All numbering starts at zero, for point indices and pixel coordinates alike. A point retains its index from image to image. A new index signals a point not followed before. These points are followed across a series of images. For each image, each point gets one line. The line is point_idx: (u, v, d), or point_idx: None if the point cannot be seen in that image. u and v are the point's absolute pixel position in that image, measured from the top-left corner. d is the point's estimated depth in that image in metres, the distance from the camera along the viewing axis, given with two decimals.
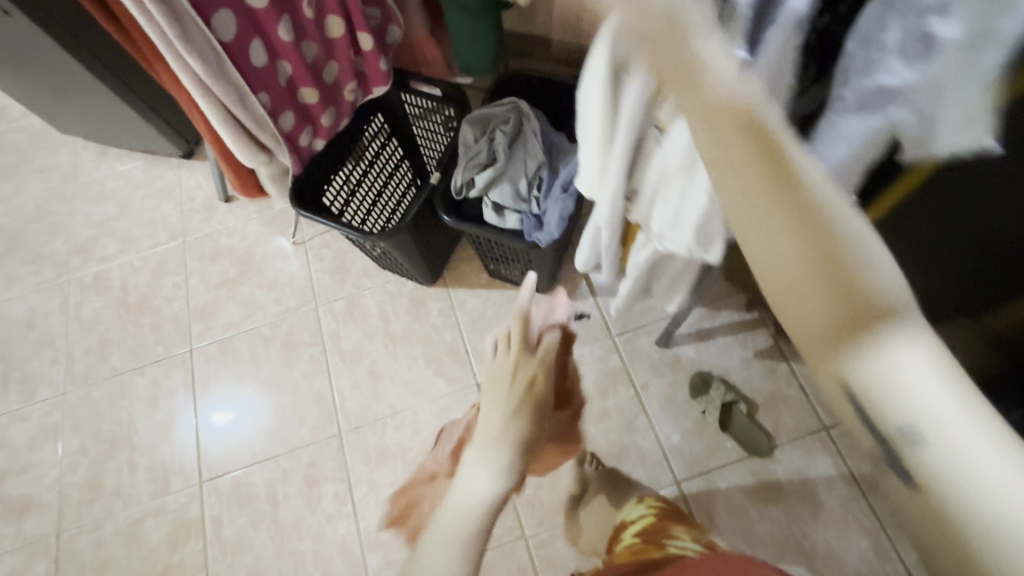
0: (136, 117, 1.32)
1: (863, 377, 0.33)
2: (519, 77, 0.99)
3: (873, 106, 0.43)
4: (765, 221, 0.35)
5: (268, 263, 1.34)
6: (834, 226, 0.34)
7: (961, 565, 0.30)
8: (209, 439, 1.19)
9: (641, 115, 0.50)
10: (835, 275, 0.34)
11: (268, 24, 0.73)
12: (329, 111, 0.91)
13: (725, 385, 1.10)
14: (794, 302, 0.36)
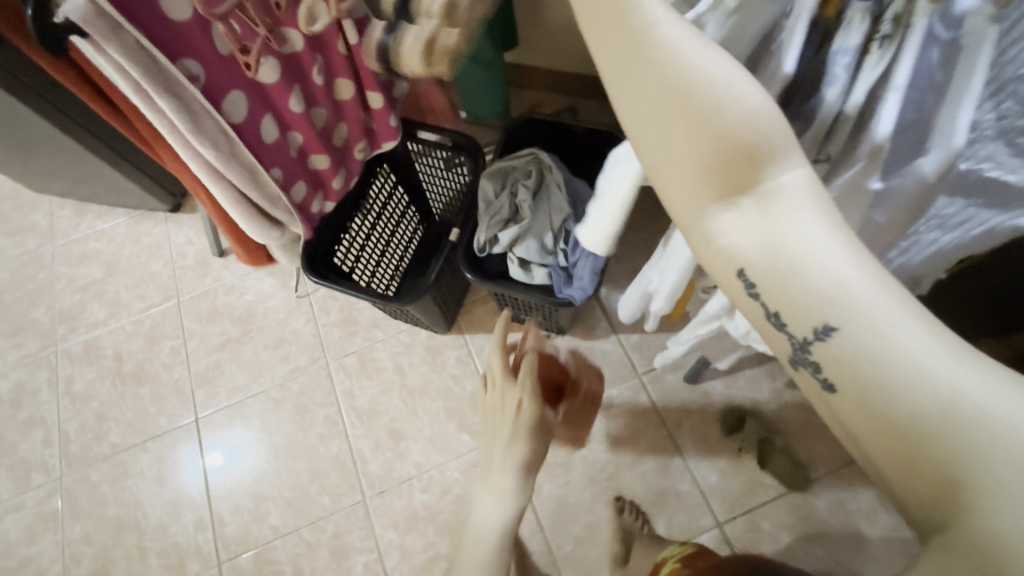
0: (117, 174, 1.22)
1: (760, 253, 0.30)
2: (530, 121, 0.97)
3: (974, 194, 0.41)
4: (647, 93, 0.31)
5: (271, 319, 1.27)
6: (721, 91, 0.30)
7: (894, 454, 0.27)
8: (218, 487, 1.14)
9: None
10: (721, 141, 0.30)
11: (279, 99, 0.68)
12: (340, 173, 0.87)
13: (758, 420, 1.07)
14: (673, 173, 0.31)
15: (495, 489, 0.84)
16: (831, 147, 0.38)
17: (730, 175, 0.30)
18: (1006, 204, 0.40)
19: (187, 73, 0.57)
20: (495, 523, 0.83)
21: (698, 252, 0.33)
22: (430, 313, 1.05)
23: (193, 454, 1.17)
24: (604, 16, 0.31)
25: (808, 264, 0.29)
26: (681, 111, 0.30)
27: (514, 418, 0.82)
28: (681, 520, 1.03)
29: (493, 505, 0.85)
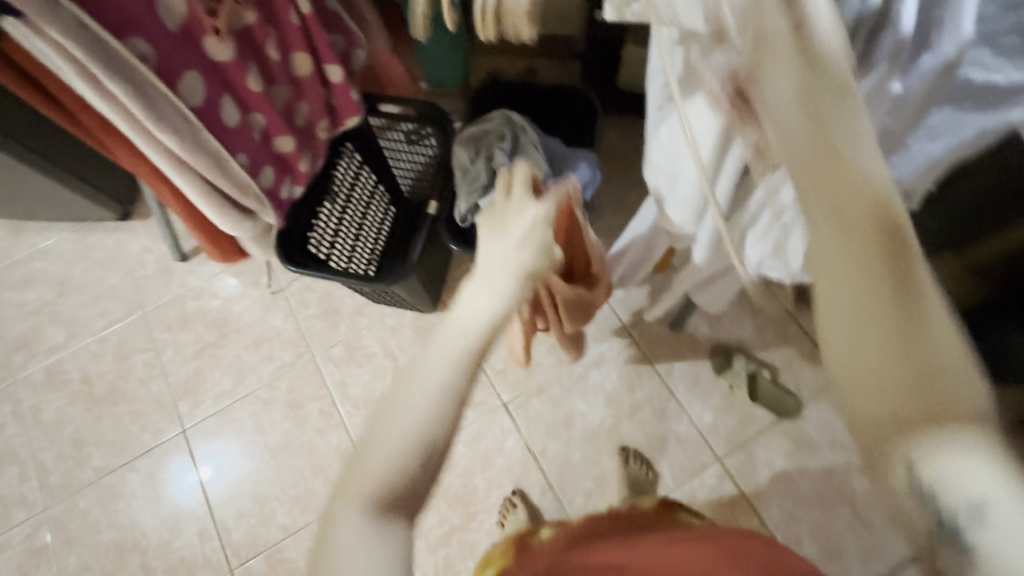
0: (59, 186, 1.13)
1: (929, 486, 0.28)
2: (499, 85, 0.98)
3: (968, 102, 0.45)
4: (861, 301, 0.30)
5: (247, 319, 1.22)
6: (938, 336, 0.29)
7: None
8: (216, 495, 1.11)
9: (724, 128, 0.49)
10: (930, 384, 0.28)
11: (236, 77, 0.64)
12: (306, 156, 0.83)
13: (745, 356, 1.11)
14: (860, 380, 0.30)
15: (471, 321, 0.44)
16: (849, 56, 0.41)
17: (924, 412, 0.28)
18: (992, 107, 0.45)
19: (138, 54, 0.55)
20: (451, 393, 0.40)
21: (866, 456, 0.31)
22: (416, 292, 1.03)
23: (184, 466, 1.13)
24: (839, 220, 0.31)
25: (994, 532, 0.27)
26: (900, 337, 0.29)
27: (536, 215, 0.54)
28: (684, 460, 1.07)
29: (455, 350, 0.41)
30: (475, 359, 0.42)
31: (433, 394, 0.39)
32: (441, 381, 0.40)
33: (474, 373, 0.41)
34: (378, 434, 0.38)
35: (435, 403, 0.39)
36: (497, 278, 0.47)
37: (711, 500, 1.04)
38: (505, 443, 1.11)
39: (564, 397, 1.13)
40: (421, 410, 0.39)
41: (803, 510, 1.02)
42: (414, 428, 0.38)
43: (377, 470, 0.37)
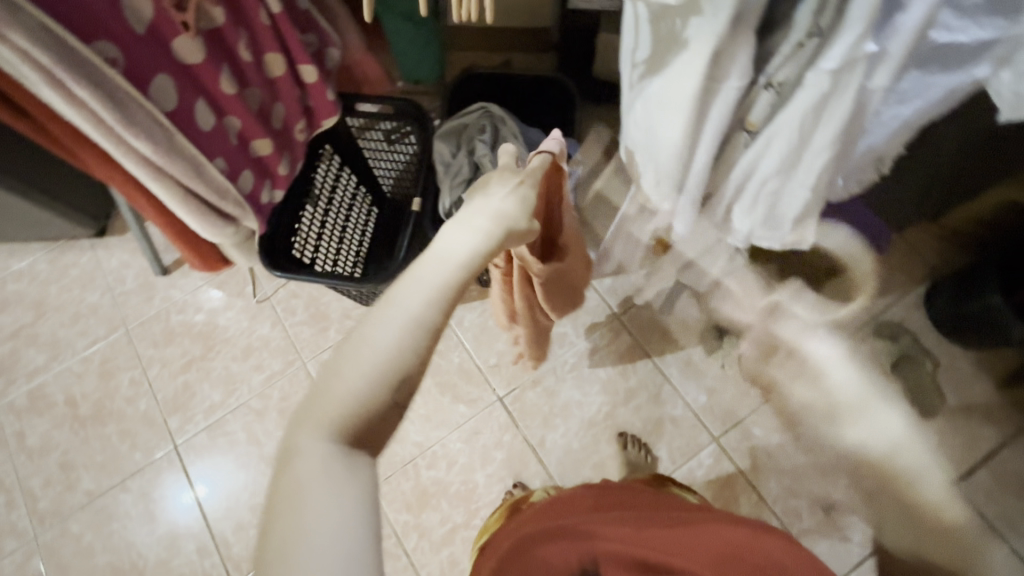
0: (33, 206, 1.10)
1: None
2: (476, 78, 0.97)
3: (938, 64, 0.46)
4: None
5: (234, 330, 1.21)
6: None
7: None
8: (213, 510, 1.09)
9: (698, 103, 0.48)
10: None
11: (208, 79, 0.63)
12: (285, 159, 0.82)
13: (735, 335, 1.12)
14: None
15: (449, 261, 0.44)
16: (822, 18, 0.41)
17: None
18: (960, 68, 0.46)
19: (105, 58, 0.54)
20: (422, 328, 0.40)
21: None
22: None
23: (178, 483, 1.11)
24: None
25: None
26: None
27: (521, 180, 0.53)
28: (681, 442, 1.08)
29: (430, 286, 0.41)
30: (448, 299, 0.42)
31: (405, 326, 0.39)
32: (414, 314, 0.39)
33: (444, 313, 0.41)
34: (347, 357, 0.38)
35: (405, 335, 0.39)
36: (475, 227, 0.47)
37: (710, 479, 1.05)
38: (503, 437, 1.10)
39: (559, 388, 1.13)
40: (386, 346, 0.38)
41: (799, 482, 1.04)
42: (381, 357, 0.38)
43: (342, 398, 0.37)
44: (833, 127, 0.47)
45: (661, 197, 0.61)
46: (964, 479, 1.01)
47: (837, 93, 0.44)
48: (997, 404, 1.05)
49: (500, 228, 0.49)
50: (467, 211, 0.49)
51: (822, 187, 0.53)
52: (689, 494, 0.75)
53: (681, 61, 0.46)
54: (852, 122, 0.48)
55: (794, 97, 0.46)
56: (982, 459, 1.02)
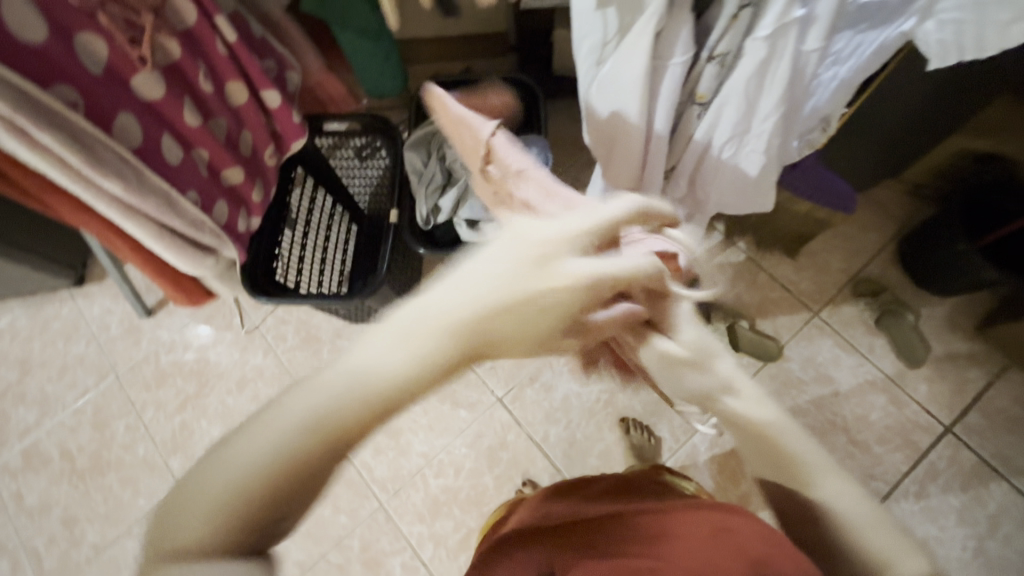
0: (8, 262, 1.09)
1: None
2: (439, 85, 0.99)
3: (866, 22, 0.50)
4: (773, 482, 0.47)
5: (226, 364, 1.20)
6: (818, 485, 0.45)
7: None
8: None
9: (648, 81, 0.50)
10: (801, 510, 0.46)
11: (171, 113, 0.64)
12: (257, 185, 0.82)
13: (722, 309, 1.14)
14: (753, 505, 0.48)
15: (345, 376, 0.31)
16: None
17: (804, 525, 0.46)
18: (888, 22, 0.50)
19: (67, 102, 0.54)
20: (317, 428, 0.30)
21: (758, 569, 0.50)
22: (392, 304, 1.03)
23: None
24: (767, 461, 0.47)
25: None
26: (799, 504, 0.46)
27: (520, 256, 0.34)
28: (682, 421, 1.09)
29: (308, 414, 0.30)
30: (316, 434, 0.30)
31: (245, 471, 0.29)
32: (308, 411, 0.30)
33: (360, 412, 0.30)
34: (210, 467, 0.30)
35: (291, 441, 0.30)
36: (414, 343, 0.31)
37: (714, 453, 1.07)
38: (507, 438, 1.11)
39: (557, 381, 1.14)
40: (262, 450, 0.30)
41: None
42: (251, 464, 0.29)
43: (198, 510, 0.29)
44: (776, 90, 0.49)
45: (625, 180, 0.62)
46: (958, 422, 1.04)
47: (776, 58, 0.47)
48: (980, 346, 1.09)
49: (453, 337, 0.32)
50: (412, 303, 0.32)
51: (775, 150, 0.55)
52: (687, 483, 0.76)
53: (629, 42, 0.48)
54: (793, 84, 0.50)
55: (737, 66, 0.48)
56: (972, 401, 1.05)
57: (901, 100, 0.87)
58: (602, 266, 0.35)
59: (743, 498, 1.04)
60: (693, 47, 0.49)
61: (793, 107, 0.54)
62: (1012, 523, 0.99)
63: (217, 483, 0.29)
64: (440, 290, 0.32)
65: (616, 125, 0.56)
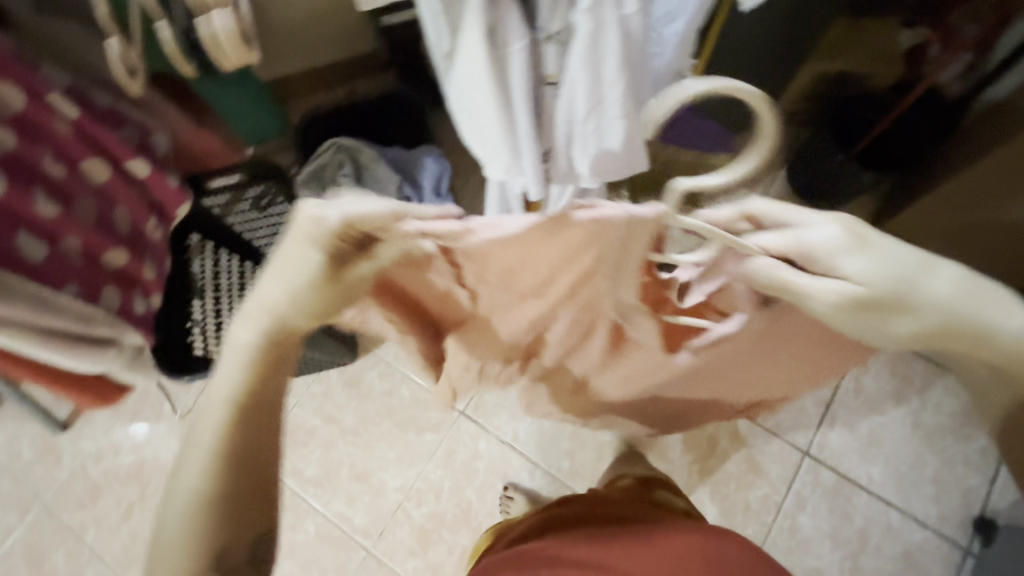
0: None
1: None
2: (322, 117, 0.99)
3: None
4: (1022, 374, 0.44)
5: (169, 457, 1.13)
6: None
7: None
8: None
9: (497, 68, 0.52)
10: None
11: (24, 208, 0.59)
12: (147, 261, 0.78)
13: None
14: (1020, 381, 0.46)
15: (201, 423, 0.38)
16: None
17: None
18: None
19: None
20: (205, 474, 0.38)
21: None
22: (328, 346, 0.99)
23: None
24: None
25: None
26: None
27: (294, 261, 0.37)
28: None
29: (193, 480, 0.38)
30: (208, 478, 0.38)
31: (173, 535, 0.37)
32: (197, 468, 0.38)
33: (230, 437, 0.38)
34: (162, 523, 0.38)
35: (194, 494, 0.37)
36: (238, 363, 0.38)
37: None
38: (478, 448, 1.11)
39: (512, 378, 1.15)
40: (185, 504, 0.37)
41: None
42: (177, 522, 0.37)
43: (155, 574, 0.38)
44: (614, 58, 0.52)
45: (503, 176, 0.63)
46: None
47: (604, 27, 0.50)
48: None
49: (269, 326, 0.38)
50: (240, 316, 0.39)
51: (633, 113, 0.58)
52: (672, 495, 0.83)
53: (467, 36, 0.49)
54: (629, 49, 0.54)
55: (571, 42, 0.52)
56: None
57: (744, 46, 0.95)
58: (346, 211, 0.35)
59: (711, 440, 1.09)
60: (530, 31, 0.52)
61: (637, 67, 0.56)
62: (941, 391, 1.09)
63: (168, 536, 0.38)
64: (247, 305, 0.38)
65: (480, 120, 0.57)
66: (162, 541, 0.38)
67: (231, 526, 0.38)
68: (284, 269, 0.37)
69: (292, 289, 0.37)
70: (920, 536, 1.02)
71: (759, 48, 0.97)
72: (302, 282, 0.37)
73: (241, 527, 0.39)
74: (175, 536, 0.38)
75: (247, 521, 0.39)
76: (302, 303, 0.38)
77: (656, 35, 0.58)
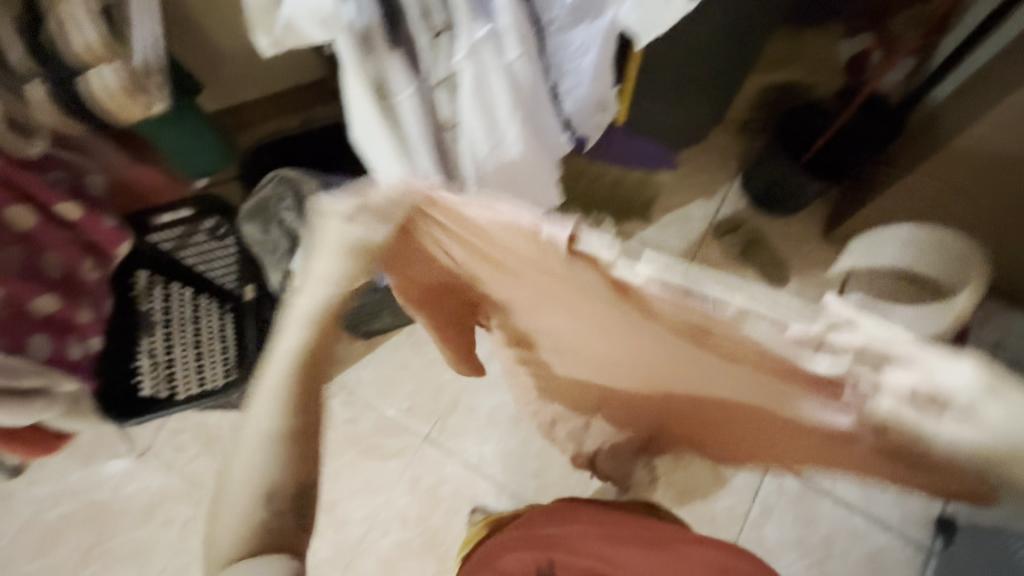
0: None
1: None
2: (266, 148, 0.97)
3: (583, 15, 0.58)
4: None
5: (128, 496, 1.11)
6: None
7: None
8: None
9: (388, 115, 0.57)
10: None
11: None
12: (83, 305, 0.76)
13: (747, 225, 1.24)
14: None
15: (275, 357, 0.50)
16: (436, 20, 0.52)
17: None
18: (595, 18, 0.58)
19: None
20: (275, 418, 0.49)
21: None
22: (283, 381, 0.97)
23: None
24: None
25: None
26: None
27: (341, 238, 0.48)
28: None
29: (263, 422, 0.49)
30: (281, 420, 0.49)
31: (249, 461, 0.50)
32: (267, 413, 0.49)
33: (294, 388, 0.50)
34: (240, 457, 0.50)
35: (268, 433, 0.49)
36: (296, 323, 0.50)
37: None
38: (444, 472, 1.10)
39: (478, 400, 1.14)
40: (258, 445, 0.50)
41: None
42: (253, 454, 0.50)
43: (233, 495, 0.50)
44: (503, 98, 0.59)
45: None
46: None
47: (487, 73, 0.56)
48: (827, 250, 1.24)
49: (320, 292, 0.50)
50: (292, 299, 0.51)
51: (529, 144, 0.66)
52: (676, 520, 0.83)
53: (352, 87, 0.53)
54: (519, 92, 0.60)
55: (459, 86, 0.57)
56: None
57: (666, 61, 0.97)
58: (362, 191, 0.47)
59: None
60: (416, 80, 0.56)
61: (530, 106, 0.62)
62: None
63: (246, 464, 0.50)
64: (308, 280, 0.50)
65: (386, 163, 0.61)
66: (241, 468, 0.50)
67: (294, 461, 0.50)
68: (327, 240, 0.48)
69: (335, 257, 0.48)
70: (883, 540, 1.03)
71: (691, 64, 0.99)
72: (342, 248, 0.48)
73: (300, 469, 0.51)
74: (253, 464, 0.50)
75: (303, 461, 0.51)
76: (347, 270, 0.50)
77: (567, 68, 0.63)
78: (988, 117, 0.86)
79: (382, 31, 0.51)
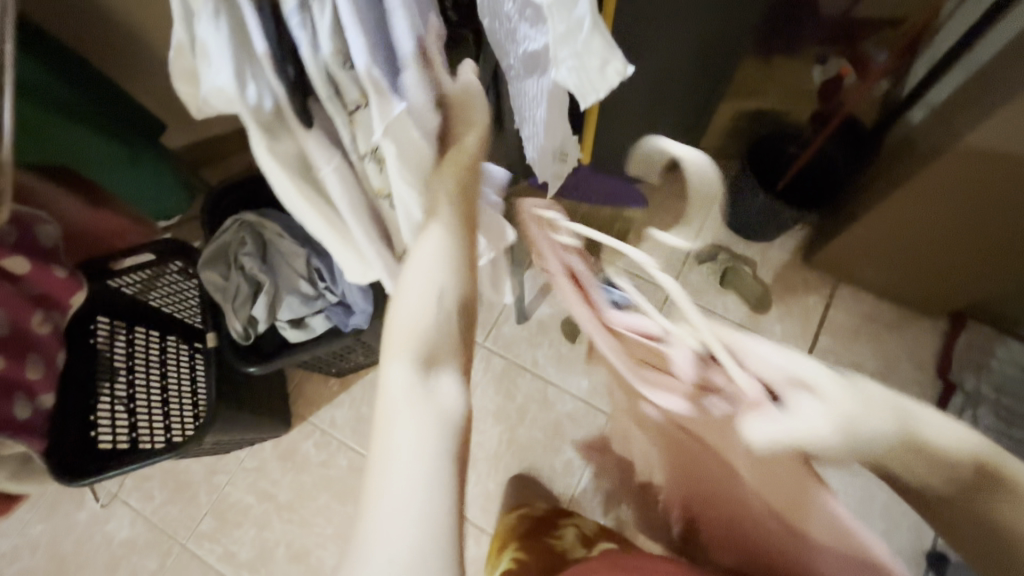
0: None
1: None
2: (232, 189, 0.95)
3: (533, 67, 0.55)
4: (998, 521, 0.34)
5: (93, 548, 1.07)
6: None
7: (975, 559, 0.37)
8: None
9: (308, 184, 0.55)
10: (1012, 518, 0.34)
11: None
12: (33, 361, 0.74)
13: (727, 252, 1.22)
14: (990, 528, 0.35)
15: (411, 279, 0.47)
16: (348, 95, 0.48)
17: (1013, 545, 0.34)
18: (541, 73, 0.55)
19: None
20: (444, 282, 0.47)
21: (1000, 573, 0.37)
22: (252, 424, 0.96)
23: None
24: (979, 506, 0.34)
25: None
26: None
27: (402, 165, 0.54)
28: (582, 433, 1.11)
29: (439, 270, 0.48)
30: (457, 286, 0.48)
31: (419, 307, 0.46)
32: (429, 281, 0.47)
33: (460, 274, 0.49)
34: (404, 310, 0.45)
35: (434, 300, 0.46)
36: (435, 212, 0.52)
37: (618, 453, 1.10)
38: None
39: None
40: (420, 304, 0.46)
41: None
42: (414, 314, 0.45)
43: (404, 333, 0.44)
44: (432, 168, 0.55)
45: (363, 279, 0.70)
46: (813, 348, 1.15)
47: (409, 147, 0.53)
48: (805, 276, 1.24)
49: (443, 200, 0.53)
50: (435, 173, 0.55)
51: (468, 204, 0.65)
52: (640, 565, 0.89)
53: (264, 159, 0.50)
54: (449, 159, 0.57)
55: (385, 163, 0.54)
56: (819, 323, 1.20)
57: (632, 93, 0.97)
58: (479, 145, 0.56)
59: None
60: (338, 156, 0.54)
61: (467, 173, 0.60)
62: None
63: (409, 304, 0.46)
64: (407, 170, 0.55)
65: (319, 226, 0.60)
66: (410, 307, 0.46)
67: (467, 331, 0.48)
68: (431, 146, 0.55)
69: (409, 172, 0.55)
70: None
71: (660, 96, 0.99)
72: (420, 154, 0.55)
73: (464, 349, 0.47)
74: (417, 313, 0.45)
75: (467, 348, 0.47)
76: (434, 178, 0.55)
77: (525, 112, 0.62)
78: (987, 123, 0.80)
79: (293, 109, 0.48)
